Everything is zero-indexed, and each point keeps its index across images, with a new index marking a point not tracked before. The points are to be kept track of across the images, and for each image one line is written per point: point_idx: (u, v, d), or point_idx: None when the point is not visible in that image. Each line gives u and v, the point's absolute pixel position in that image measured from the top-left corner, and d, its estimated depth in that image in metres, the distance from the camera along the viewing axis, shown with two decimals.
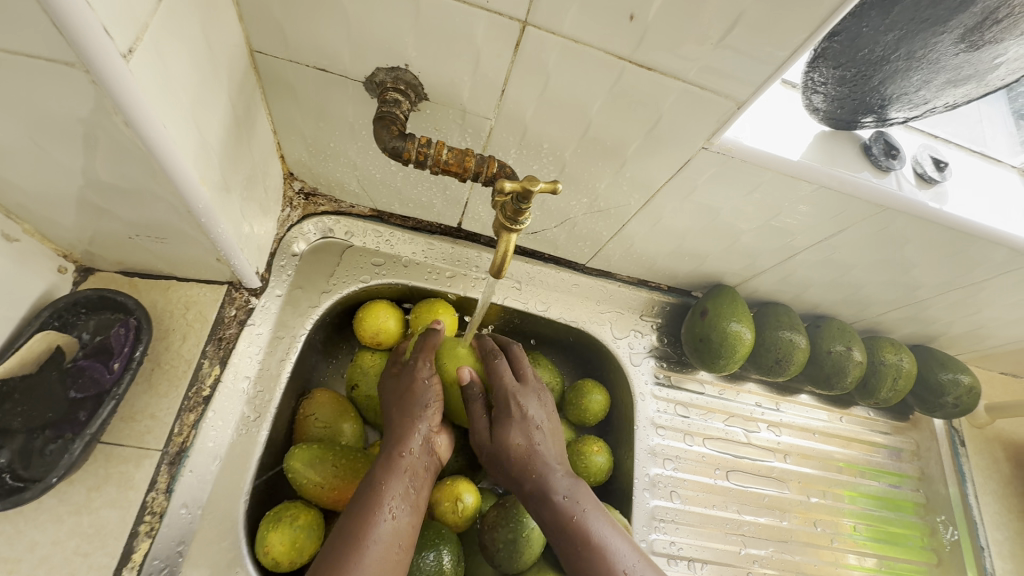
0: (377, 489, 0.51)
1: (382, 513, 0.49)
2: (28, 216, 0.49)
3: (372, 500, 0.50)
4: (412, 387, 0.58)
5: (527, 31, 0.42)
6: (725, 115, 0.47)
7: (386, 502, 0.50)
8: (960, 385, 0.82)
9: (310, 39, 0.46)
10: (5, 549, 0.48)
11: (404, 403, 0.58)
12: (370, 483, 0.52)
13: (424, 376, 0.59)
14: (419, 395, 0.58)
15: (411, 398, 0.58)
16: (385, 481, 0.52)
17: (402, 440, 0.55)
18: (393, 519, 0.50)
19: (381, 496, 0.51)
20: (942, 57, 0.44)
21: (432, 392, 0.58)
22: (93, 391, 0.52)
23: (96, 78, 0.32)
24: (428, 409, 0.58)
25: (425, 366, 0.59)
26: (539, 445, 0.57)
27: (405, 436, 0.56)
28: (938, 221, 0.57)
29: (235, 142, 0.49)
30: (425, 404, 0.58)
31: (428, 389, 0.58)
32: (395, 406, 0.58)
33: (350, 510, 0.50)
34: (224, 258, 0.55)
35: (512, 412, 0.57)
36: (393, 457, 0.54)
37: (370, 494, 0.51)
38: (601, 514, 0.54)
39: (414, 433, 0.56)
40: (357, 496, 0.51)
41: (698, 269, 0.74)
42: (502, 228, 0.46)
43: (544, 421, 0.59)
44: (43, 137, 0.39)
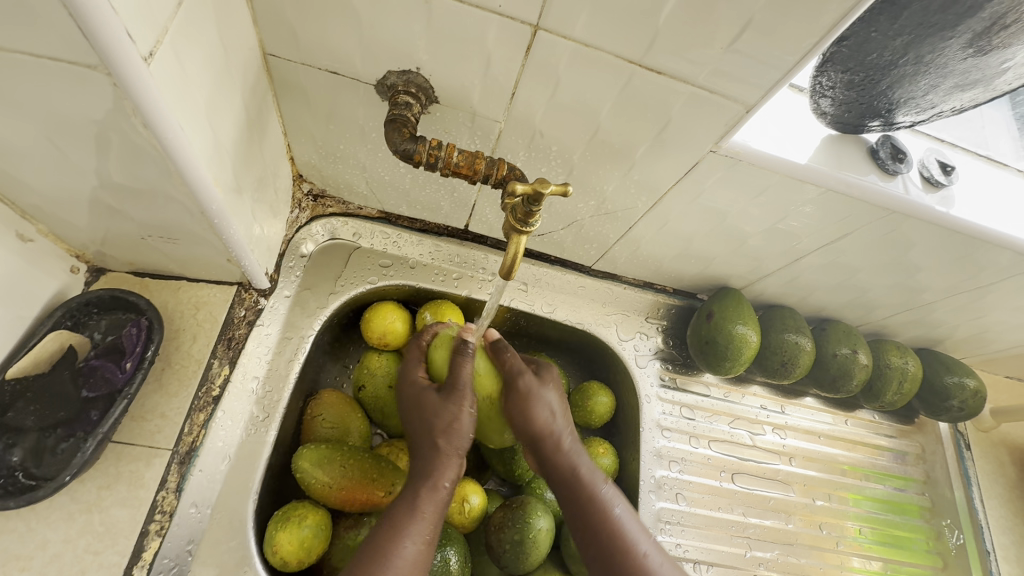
0: (409, 517, 0.50)
1: (411, 540, 0.49)
2: (43, 216, 0.50)
3: (404, 529, 0.49)
4: (456, 423, 0.54)
5: (538, 35, 0.42)
6: (733, 119, 0.47)
7: (416, 529, 0.49)
8: (966, 389, 0.82)
9: (323, 42, 0.46)
10: (17, 546, 0.49)
11: (446, 434, 0.53)
12: (403, 508, 0.50)
13: (467, 406, 0.54)
14: (461, 424, 0.54)
15: (452, 428, 0.54)
16: (418, 507, 0.51)
17: (438, 467, 0.53)
18: (421, 546, 0.49)
19: (410, 522, 0.50)
20: (950, 62, 0.44)
21: (471, 426, 0.55)
22: (105, 390, 0.53)
23: (117, 81, 0.33)
24: (467, 442, 0.55)
25: (466, 395, 0.54)
26: (559, 427, 0.57)
27: (440, 466, 0.53)
28: (944, 224, 0.57)
29: (248, 144, 0.49)
30: (467, 446, 0.54)
31: (468, 422, 0.54)
32: (434, 433, 0.54)
33: (382, 530, 0.49)
34: (235, 259, 0.56)
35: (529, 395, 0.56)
36: (428, 482, 0.52)
37: (402, 521, 0.49)
38: (624, 504, 0.56)
39: (450, 464, 0.53)
40: (388, 519, 0.50)
41: (704, 271, 0.74)
42: (512, 230, 0.46)
43: (559, 401, 0.58)
44: (61, 138, 0.39)
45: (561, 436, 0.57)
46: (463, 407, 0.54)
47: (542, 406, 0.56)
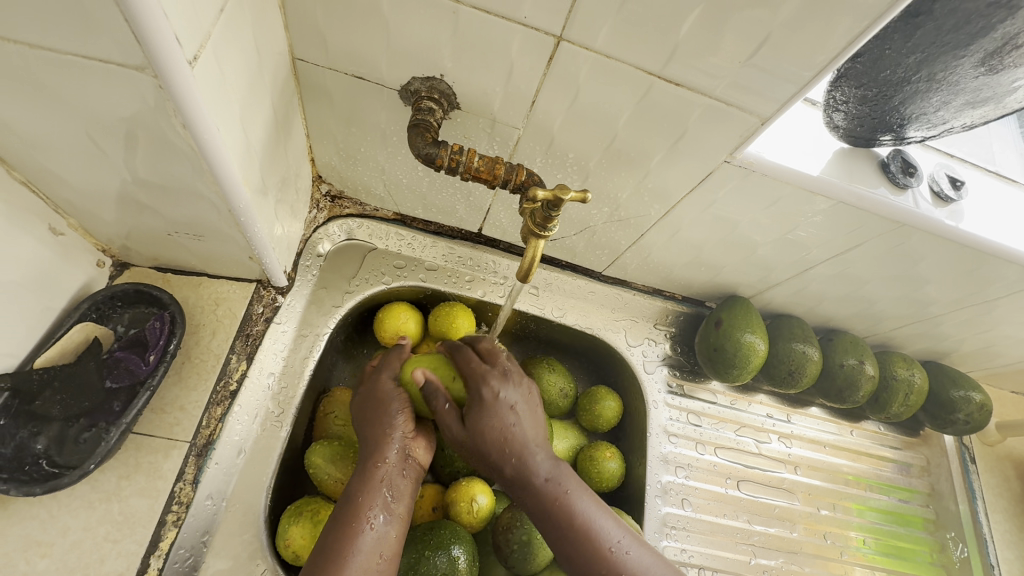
0: (356, 502, 0.49)
1: (361, 525, 0.47)
2: (73, 210, 0.51)
3: (352, 515, 0.48)
4: (379, 395, 0.56)
5: (561, 46, 0.44)
6: (749, 131, 0.48)
7: (365, 513, 0.48)
8: (972, 402, 0.82)
9: (351, 48, 0.48)
10: (39, 533, 0.50)
11: (373, 415, 0.55)
12: (347, 497, 0.49)
13: (392, 394, 0.55)
14: (388, 406, 0.55)
15: (378, 403, 0.55)
16: (363, 491, 0.49)
17: (376, 451, 0.52)
18: (376, 529, 0.48)
19: (359, 509, 0.48)
20: (962, 79, 0.45)
21: (399, 403, 0.55)
22: (128, 381, 0.54)
23: (162, 83, 0.34)
24: (398, 418, 0.54)
25: (387, 380, 0.57)
26: (519, 435, 0.52)
27: (379, 447, 0.52)
28: (953, 239, 0.58)
29: (274, 145, 0.51)
30: (395, 411, 0.54)
31: (393, 402, 0.55)
32: (364, 419, 0.55)
33: (332, 522, 0.48)
34: (256, 257, 0.57)
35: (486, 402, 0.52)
36: (370, 465, 0.51)
37: (349, 510, 0.48)
38: (592, 502, 0.52)
39: (389, 443, 0.52)
40: (335, 512, 0.49)
41: (713, 279, 0.75)
42: (531, 234, 0.47)
43: (524, 402, 0.54)
44: (100, 134, 0.40)
45: (523, 444, 0.52)
46: (382, 383, 0.57)
47: (495, 420, 0.51)
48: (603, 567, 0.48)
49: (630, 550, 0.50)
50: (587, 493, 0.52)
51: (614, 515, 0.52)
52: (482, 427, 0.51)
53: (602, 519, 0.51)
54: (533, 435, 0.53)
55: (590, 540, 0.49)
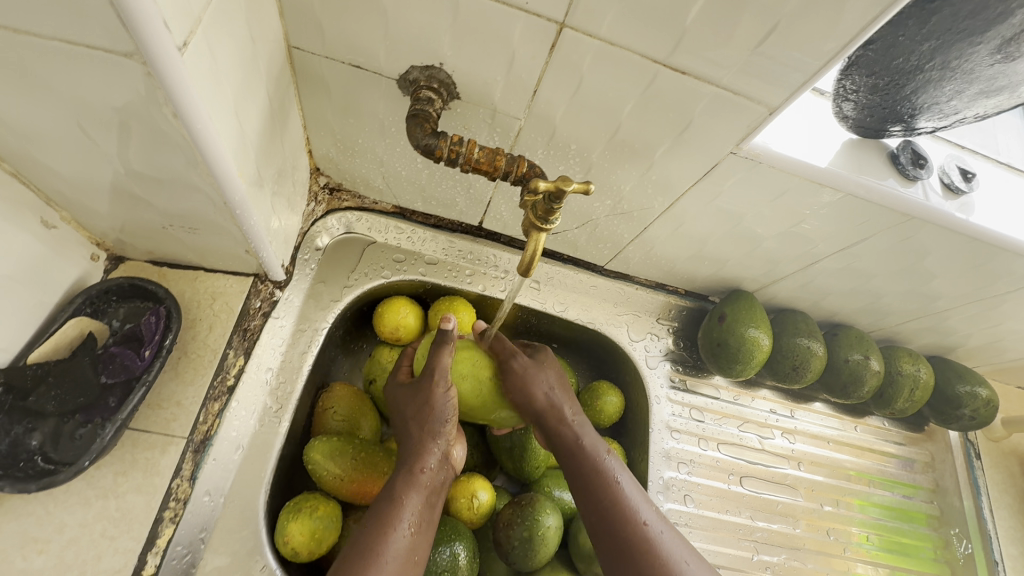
0: (396, 503, 0.49)
1: (399, 527, 0.48)
2: (67, 203, 0.50)
3: (391, 514, 0.48)
4: (431, 403, 0.54)
5: (563, 32, 0.42)
6: (756, 121, 0.47)
7: (404, 515, 0.49)
8: (978, 398, 0.81)
9: (348, 36, 0.47)
10: (35, 529, 0.49)
11: (421, 417, 0.54)
12: (388, 496, 0.50)
13: (440, 389, 0.54)
14: (436, 408, 0.54)
15: (427, 410, 0.54)
16: (404, 493, 0.50)
17: (419, 455, 0.53)
18: (411, 534, 0.48)
19: (397, 509, 0.49)
20: (977, 67, 0.44)
21: (450, 406, 0.55)
22: (124, 376, 0.53)
23: (152, 70, 0.33)
24: (447, 424, 0.55)
25: (440, 383, 0.54)
26: (558, 399, 0.57)
27: (423, 453, 0.53)
28: (963, 232, 0.57)
29: (270, 135, 0.50)
30: (444, 421, 0.55)
31: (445, 401, 0.55)
32: (412, 420, 0.55)
33: (370, 519, 0.49)
34: (253, 250, 0.56)
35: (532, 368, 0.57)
36: (413, 471, 0.52)
37: (388, 508, 0.49)
38: (628, 476, 0.54)
39: (433, 449, 0.54)
40: (374, 510, 0.49)
41: (717, 273, 0.74)
42: (532, 227, 0.46)
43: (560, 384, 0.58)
44: (90, 125, 0.39)
45: (563, 408, 0.57)
46: (435, 390, 0.54)
47: (543, 383, 0.56)
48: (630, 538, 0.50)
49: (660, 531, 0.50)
50: (625, 467, 0.56)
51: (648, 496, 0.54)
52: (527, 383, 0.56)
53: (636, 495, 0.53)
54: (572, 412, 0.57)
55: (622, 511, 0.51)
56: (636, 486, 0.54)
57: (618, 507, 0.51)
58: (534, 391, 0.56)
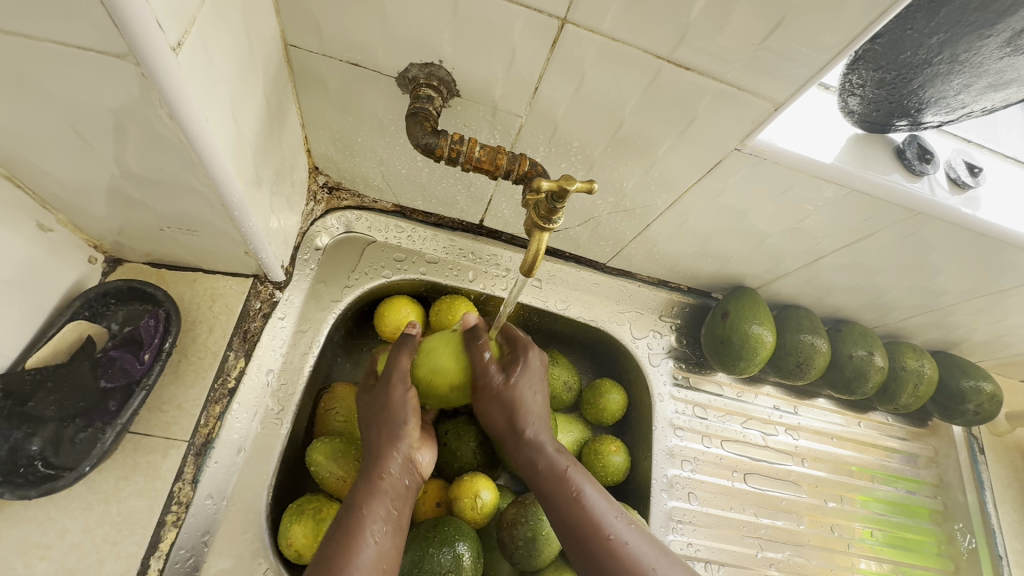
0: (358, 513, 0.47)
1: (364, 538, 0.46)
2: (63, 207, 0.50)
3: (355, 527, 0.46)
4: (389, 405, 0.54)
5: (565, 29, 0.42)
6: (761, 117, 0.47)
7: (368, 526, 0.46)
8: (982, 393, 0.81)
9: (346, 34, 0.46)
10: (37, 535, 0.49)
11: (381, 421, 0.54)
12: (348, 507, 0.48)
13: (397, 390, 0.54)
14: (396, 411, 0.54)
15: (387, 413, 0.54)
16: (365, 503, 0.48)
17: (379, 462, 0.51)
18: (376, 543, 0.46)
19: (360, 521, 0.47)
20: (986, 60, 0.43)
21: (410, 406, 0.54)
22: (123, 381, 0.52)
23: (145, 71, 0.33)
24: (408, 426, 0.54)
25: (398, 385, 0.54)
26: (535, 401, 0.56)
27: (384, 459, 0.52)
28: (969, 227, 0.56)
29: (267, 134, 0.49)
30: (403, 423, 0.53)
31: (407, 404, 0.54)
32: (372, 425, 0.54)
33: (334, 534, 0.46)
34: (252, 251, 0.56)
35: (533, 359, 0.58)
36: (371, 478, 0.50)
37: (350, 519, 0.47)
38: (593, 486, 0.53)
39: (394, 453, 0.52)
40: (337, 523, 0.47)
41: (720, 270, 0.73)
42: (535, 227, 0.46)
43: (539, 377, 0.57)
44: (83, 128, 0.39)
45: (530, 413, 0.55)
46: (395, 388, 0.54)
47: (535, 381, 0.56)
48: (594, 545, 0.48)
49: (625, 533, 0.49)
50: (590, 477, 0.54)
51: (615, 505, 0.52)
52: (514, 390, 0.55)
53: (602, 503, 0.51)
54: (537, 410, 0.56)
55: (584, 516, 0.50)
56: (601, 493, 0.53)
57: (582, 514, 0.50)
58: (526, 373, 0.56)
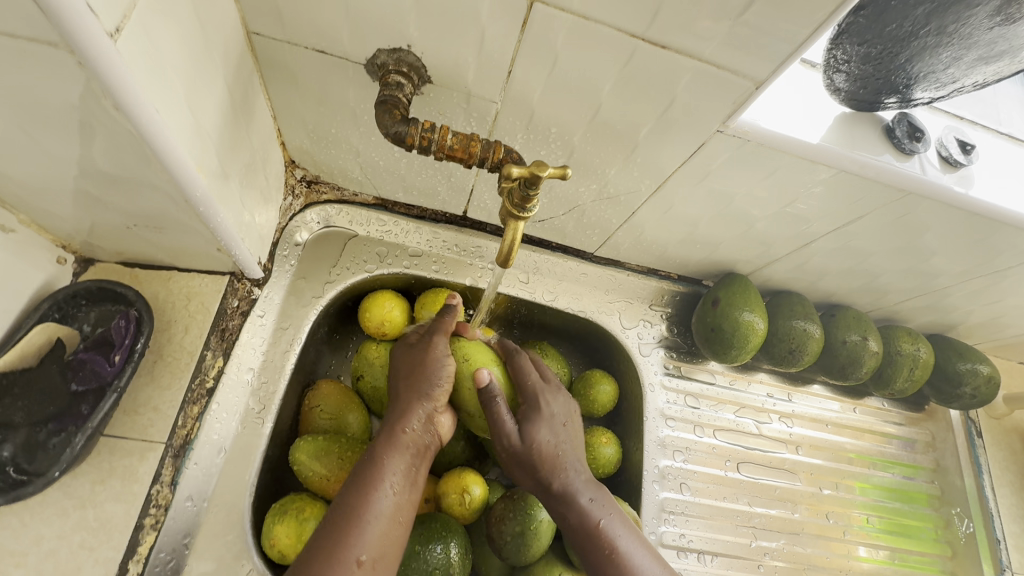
0: (379, 465, 0.49)
1: (383, 489, 0.48)
2: (24, 207, 0.48)
3: (375, 476, 0.48)
4: (424, 361, 0.56)
5: (534, 7, 0.40)
6: (743, 96, 0.45)
7: (386, 477, 0.49)
8: (979, 375, 0.80)
9: (309, 20, 0.44)
10: (11, 542, 0.48)
11: (415, 378, 0.55)
12: (370, 458, 0.50)
13: (438, 351, 0.56)
14: (432, 369, 0.55)
15: (420, 370, 0.55)
16: (386, 454, 0.50)
17: (404, 416, 0.53)
18: (394, 495, 0.48)
19: (381, 471, 0.49)
20: (975, 31, 0.41)
21: (445, 371, 0.55)
22: (95, 383, 0.51)
23: (82, 60, 0.31)
24: (438, 388, 0.55)
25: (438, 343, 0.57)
26: (565, 454, 0.56)
27: (407, 414, 0.53)
28: (963, 207, 0.55)
29: (233, 127, 0.47)
30: (437, 384, 0.55)
31: (441, 364, 0.55)
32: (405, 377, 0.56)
33: (352, 481, 0.48)
34: (225, 248, 0.54)
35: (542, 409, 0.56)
36: (394, 431, 0.52)
37: (370, 469, 0.49)
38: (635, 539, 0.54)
39: (417, 410, 0.53)
40: (357, 471, 0.49)
41: (710, 257, 0.72)
42: (510, 216, 0.44)
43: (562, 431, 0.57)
44: (33, 126, 0.37)
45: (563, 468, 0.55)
46: (434, 348, 0.56)
47: (540, 445, 0.54)
48: None
49: None
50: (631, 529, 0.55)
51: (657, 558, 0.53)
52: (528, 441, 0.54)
53: (643, 555, 0.52)
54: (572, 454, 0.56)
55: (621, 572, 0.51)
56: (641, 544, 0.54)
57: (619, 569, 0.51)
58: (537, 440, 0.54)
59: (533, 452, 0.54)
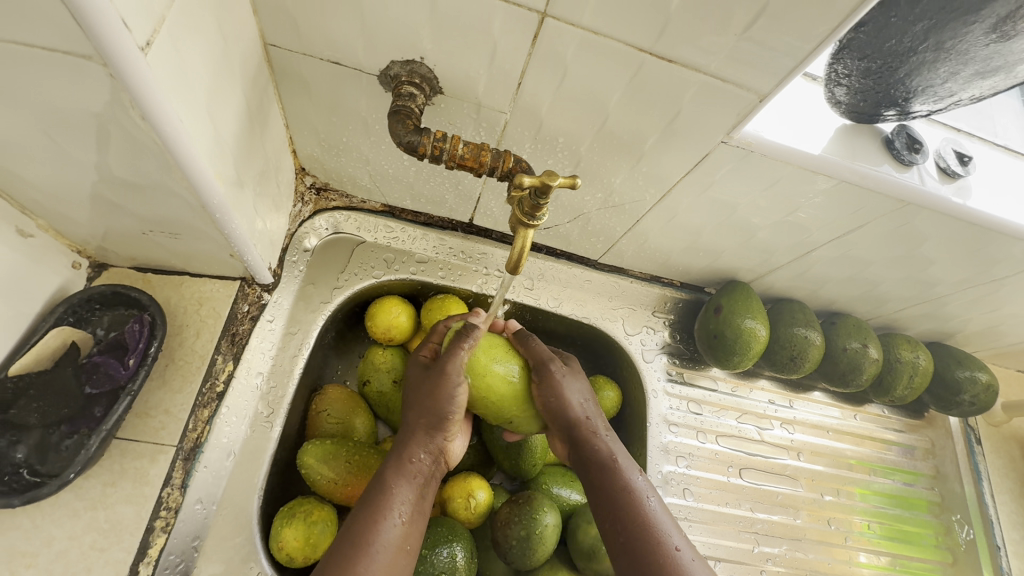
0: (386, 494, 0.49)
1: (391, 519, 0.48)
2: (42, 211, 0.49)
3: (383, 505, 0.48)
4: (437, 390, 0.54)
5: (545, 22, 0.41)
6: (747, 109, 0.46)
7: (394, 506, 0.49)
8: (978, 383, 0.80)
9: (325, 33, 0.45)
10: (23, 543, 0.49)
11: (427, 403, 0.54)
12: (378, 486, 0.50)
13: (454, 378, 0.54)
14: (444, 399, 0.54)
15: (433, 398, 0.54)
16: (394, 482, 0.50)
17: (413, 444, 0.53)
18: (402, 525, 0.48)
19: (389, 500, 0.49)
20: (972, 48, 0.43)
21: (460, 399, 0.55)
22: (109, 386, 0.52)
23: (113, 72, 0.32)
24: (449, 416, 0.54)
25: (455, 374, 0.55)
26: (587, 415, 0.56)
27: (415, 441, 0.53)
28: (961, 217, 0.56)
29: (248, 136, 0.48)
30: (448, 414, 0.54)
31: (455, 391, 0.54)
32: (414, 403, 0.55)
33: (359, 509, 0.48)
34: (237, 254, 0.55)
35: (574, 366, 0.60)
36: (403, 458, 0.52)
37: (378, 498, 0.49)
38: (655, 497, 0.52)
39: (427, 437, 0.54)
40: (365, 499, 0.49)
41: (712, 265, 0.73)
42: (519, 224, 0.45)
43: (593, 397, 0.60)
44: (58, 131, 0.38)
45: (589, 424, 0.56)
46: (449, 374, 0.54)
47: (571, 391, 0.57)
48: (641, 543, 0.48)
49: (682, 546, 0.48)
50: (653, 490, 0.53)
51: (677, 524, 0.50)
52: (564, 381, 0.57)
53: (662, 514, 0.50)
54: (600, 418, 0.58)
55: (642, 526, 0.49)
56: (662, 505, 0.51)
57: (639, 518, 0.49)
58: (567, 387, 0.57)
59: (565, 386, 0.57)
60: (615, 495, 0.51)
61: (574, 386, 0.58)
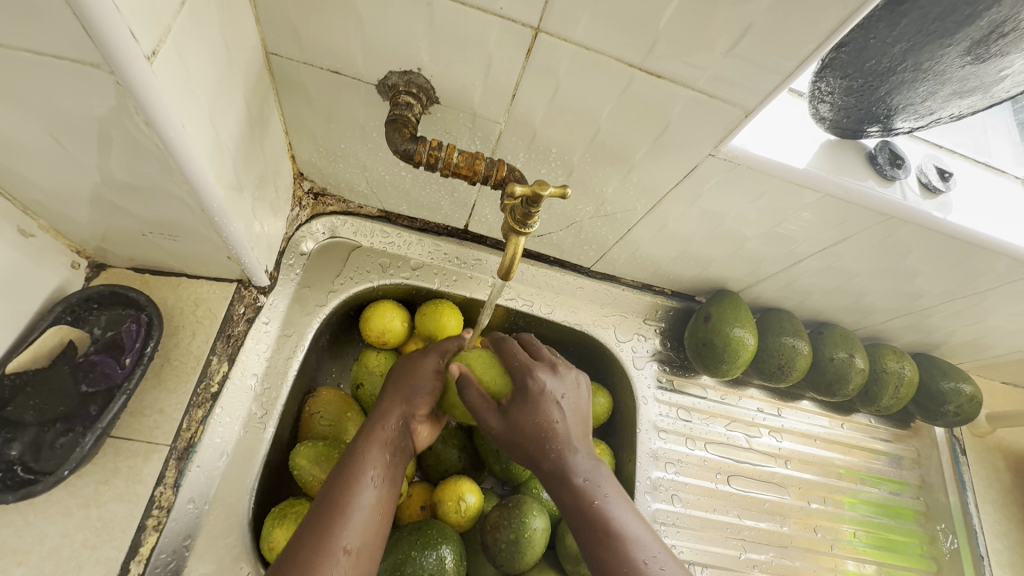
0: (363, 458, 0.51)
1: (365, 482, 0.49)
2: (44, 211, 0.50)
3: (359, 467, 0.50)
4: (418, 375, 0.58)
5: (539, 37, 0.43)
6: (733, 123, 0.47)
7: (370, 470, 0.50)
8: (962, 394, 0.82)
9: (326, 43, 0.47)
10: (15, 540, 0.49)
11: (407, 384, 0.58)
12: (356, 452, 0.52)
13: (435, 362, 0.59)
14: (422, 381, 0.58)
15: (413, 380, 0.58)
16: (371, 448, 0.52)
17: (393, 417, 0.55)
18: (376, 488, 0.50)
19: (366, 462, 0.51)
20: (948, 69, 0.45)
21: (437, 385, 0.59)
22: (105, 385, 0.53)
23: (120, 80, 0.33)
24: (427, 398, 0.58)
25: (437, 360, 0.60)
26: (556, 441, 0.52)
27: (395, 414, 0.56)
28: (943, 231, 0.57)
29: (248, 141, 0.50)
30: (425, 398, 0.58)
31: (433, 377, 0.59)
32: (396, 386, 0.58)
33: (335, 474, 0.50)
34: (235, 256, 0.56)
35: (530, 390, 0.53)
36: (382, 429, 0.54)
37: (356, 461, 0.51)
38: (632, 519, 0.50)
39: (405, 412, 0.56)
40: (342, 462, 0.51)
41: (703, 274, 0.74)
42: (511, 231, 0.46)
43: (569, 397, 0.55)
44: (63, 136, 0.39)
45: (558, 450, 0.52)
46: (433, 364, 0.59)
47: (531, 436, 0.52)
48: None
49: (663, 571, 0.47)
50: (628, 507, 0.51)
51: (651, 532, 0.49)
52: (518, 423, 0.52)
53: (639, 533, 0.49)
54: (574, 432, 0.53)
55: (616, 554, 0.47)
56: (640, 525, 0.49)
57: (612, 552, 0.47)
58: (522, 423, 0.52)
59: (518, 434, 0.52)
60: (588, 530, 0.49)
61: (534, 424, 0.52)
